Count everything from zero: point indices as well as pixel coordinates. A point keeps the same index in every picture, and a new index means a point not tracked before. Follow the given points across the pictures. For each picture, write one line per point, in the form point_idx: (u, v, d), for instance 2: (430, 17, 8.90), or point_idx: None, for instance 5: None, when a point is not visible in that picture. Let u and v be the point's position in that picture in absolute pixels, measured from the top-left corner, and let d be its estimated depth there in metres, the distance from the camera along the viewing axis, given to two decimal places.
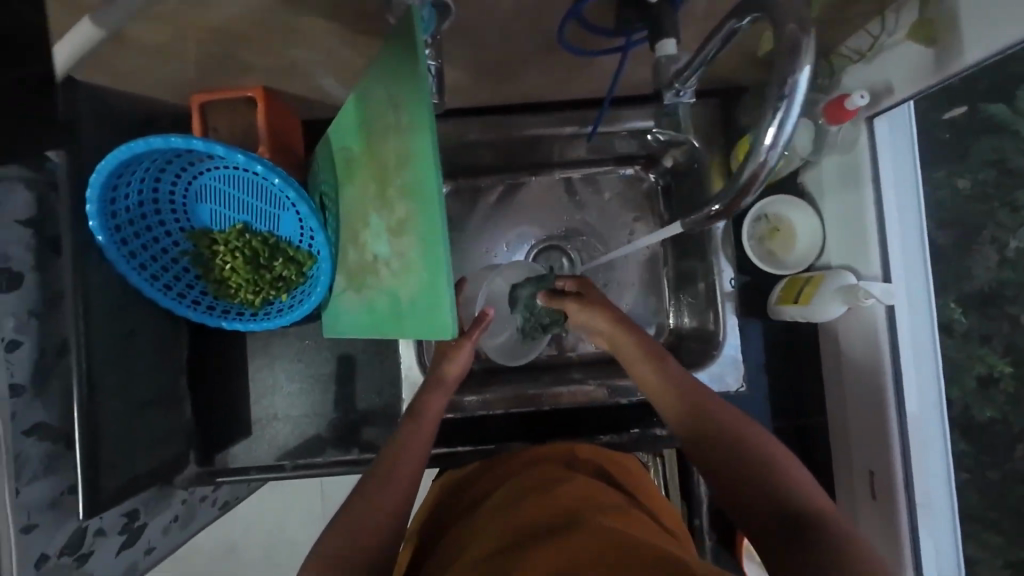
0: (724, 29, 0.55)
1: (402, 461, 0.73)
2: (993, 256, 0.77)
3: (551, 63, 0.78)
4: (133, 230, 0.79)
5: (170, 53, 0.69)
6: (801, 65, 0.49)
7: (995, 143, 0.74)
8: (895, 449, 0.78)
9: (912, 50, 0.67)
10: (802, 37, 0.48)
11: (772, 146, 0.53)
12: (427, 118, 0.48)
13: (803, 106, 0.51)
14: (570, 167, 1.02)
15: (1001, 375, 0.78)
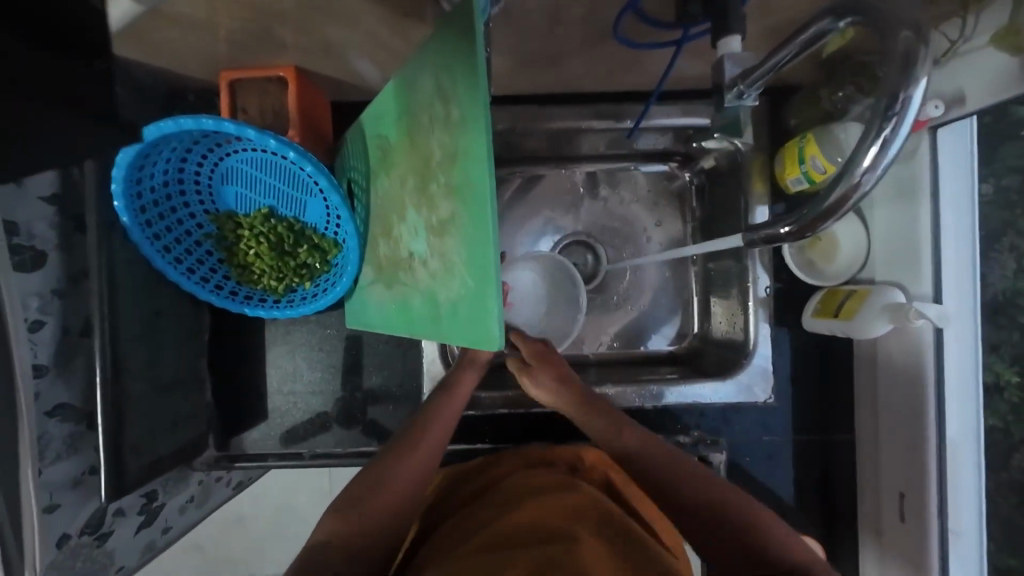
0: (817, 27, 0.51)
1: (431, 432, 0.74)
2: (1009, 262, 0.74)
3: (599, 53, 0.74)
4: (157, 211, 0.77)
5: (202, 28, 0.66)
6: (920, 78, 0.47)
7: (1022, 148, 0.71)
8: (930, 473, 0.77)
9: (991, 59, 0.63)
10: (919, 46, 0.46)
11: (870, 169, 0.50)
12: (483, 116, 0.45)
13: (915, 123, 0.48)
14: (594, 162, 1.00)
15: (1007, 384, 0.75)
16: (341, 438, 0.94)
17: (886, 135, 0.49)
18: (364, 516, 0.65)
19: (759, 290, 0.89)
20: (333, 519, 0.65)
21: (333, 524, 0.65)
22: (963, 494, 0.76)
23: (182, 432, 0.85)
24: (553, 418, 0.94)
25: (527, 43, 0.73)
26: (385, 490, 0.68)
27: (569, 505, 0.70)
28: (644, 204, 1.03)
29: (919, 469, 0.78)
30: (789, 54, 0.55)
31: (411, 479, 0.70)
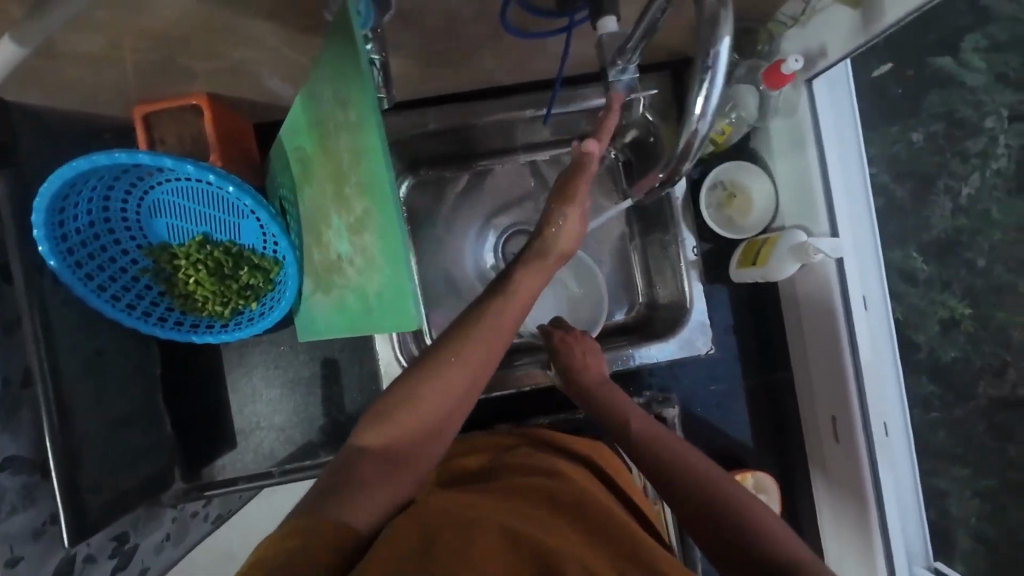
0: (651, 10, 0.56)
1: (470, 351, 0.62)
2: (947, 204, 0.86)
3: (502, 46, 0.78)
4: (86, 252, 0.77)
5: (102, 63, 0.66)
6: (722, 37, 0.52)
7: (944, 97, 0.85)
8: (851, 392, 0.85)
9: (841, 13, 0.69)
10: (720, 11, 0.51)
11: (701, 115, 0.58)
12: (372, 116, 0.49)
13: (726, 75, 0.55)
14: (535, 150, 1.01)
15: (962, 317, 0.86)
16: (309, 452, 0.97)
17: (708, 89, 0.55)
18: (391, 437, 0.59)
19: (687, 251, 0.94)
20: (373, 431, 0.59)
21: (378, 435, 0.59)
22: (885, 402, 0.86)
23: (141, 468, 0.84)
24: (513, 399, 1.03)
25: (433, 47, 0.76)
26: (421, 408, 0.60)
27: (555, 484, 0.66)
28: None
29: (841, 391, 0.87)
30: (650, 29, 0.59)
31: (442, 401, 0.60)
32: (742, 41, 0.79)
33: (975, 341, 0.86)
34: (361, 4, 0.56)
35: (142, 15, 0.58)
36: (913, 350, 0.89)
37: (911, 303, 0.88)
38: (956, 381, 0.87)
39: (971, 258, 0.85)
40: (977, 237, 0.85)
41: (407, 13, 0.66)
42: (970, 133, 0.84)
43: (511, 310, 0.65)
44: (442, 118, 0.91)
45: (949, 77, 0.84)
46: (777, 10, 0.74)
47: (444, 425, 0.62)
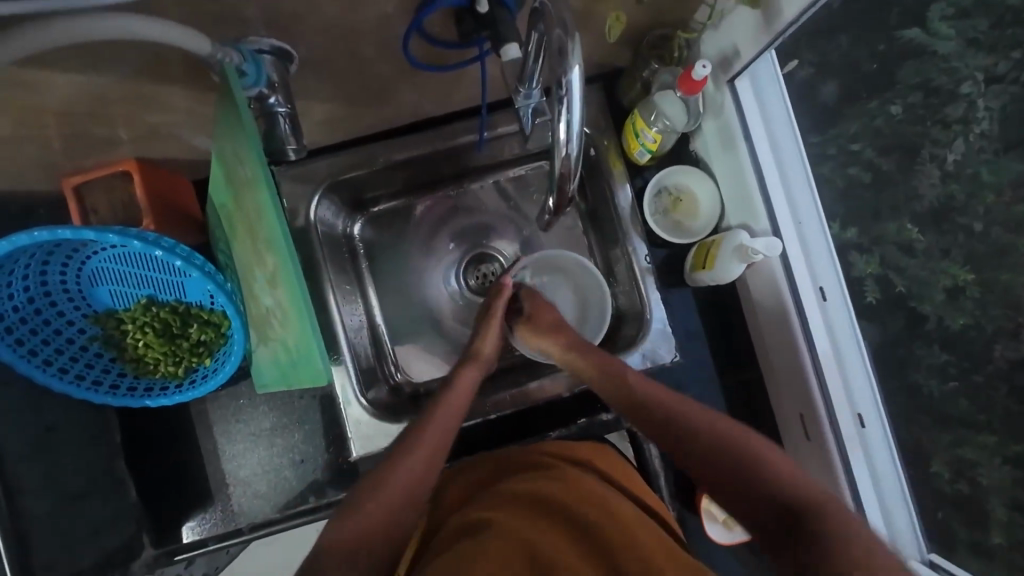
0: (533, 41, 0.57)
1: (423, 440, 0.73)
2: (934, 172, 0.79)
3: (421, 79, 0.79)
4: (27, 327, 0.76)
5: (22, 142, 0.68)
6: (570, 67, 0.51)
7: (919, 67, 0.77)
8: (812, 382, 0.86)
9: (743, 14, 0.70)
10: (566, 40, 0.50)
11: (568, 140, 0.55)
12: (263, 176, 0.49)
13: (583, 99, 0.52)
14: (478, 175, 1.01)
15: (966, 285, 0.79)
16: (279, 503, 0.95)
17: (567, 114, 0.53)
18: (366, 521, 0.65)
19: (640, 259, 0.92)
20: (343, 522, 0.65)
21: (348, 525, 0.65)
22: (851, 389, 0.86)
23: (106, 539, 0.83)
24: (482, 430, 0.98)
25: (352, 88, 0.77)
26: (385, 492, 0.68)
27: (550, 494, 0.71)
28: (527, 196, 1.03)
29: (802, 380, 0.88)
30: (543, 64, 0.60)
31: (402, 487, 0.69)
32: (661, 50, 0.83)
33: (983, 306, 0.78)
34: (245, 64, 0.58)
35: (40, 92, 0.60)
36: (920, 323, 0.84)
37: (912, 275, 0.83)
38: (970, 347, 0.80)
39: (967, 224, 0.77)
40: (971, 201, 0.77)
41: (314, 61, 0.68)
42: (949, 98, 0.76)
43: (448, 410, 0.77)
44: (390, 154, 0.91)
45: (920, 48, 0.76)
46: (689, 18, 0.78)
47: (415, 498, 0.69)
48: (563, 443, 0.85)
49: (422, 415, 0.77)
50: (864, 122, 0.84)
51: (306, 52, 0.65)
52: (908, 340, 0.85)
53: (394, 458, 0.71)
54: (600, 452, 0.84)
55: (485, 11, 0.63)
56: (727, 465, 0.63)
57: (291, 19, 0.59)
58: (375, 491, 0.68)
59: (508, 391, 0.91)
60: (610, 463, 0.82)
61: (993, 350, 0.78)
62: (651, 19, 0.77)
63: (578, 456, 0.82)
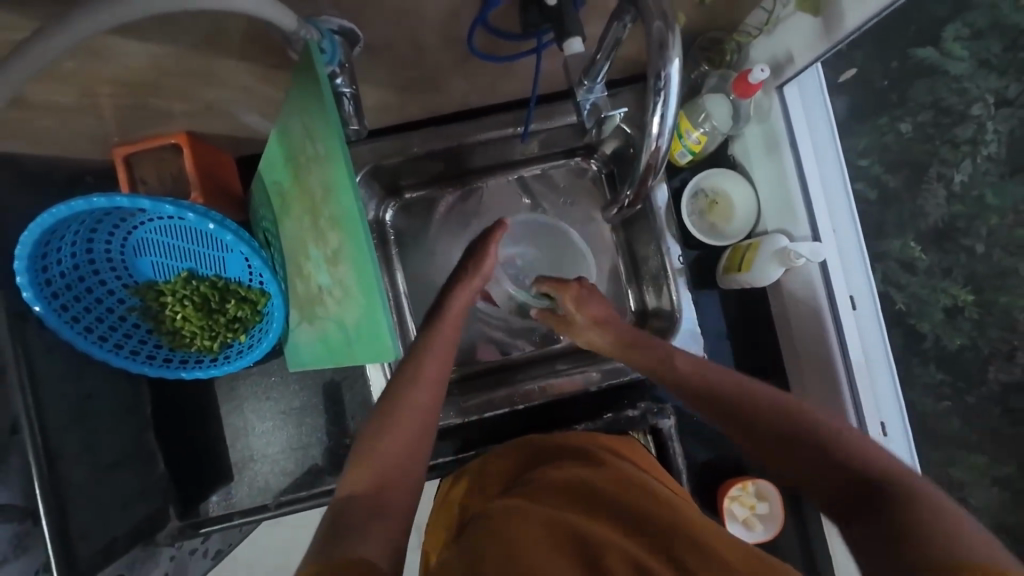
0: (609, 33, 0.59)
1: (425, 367, 0.72)
2: (940, 191, 0.84)
3: (473, 69, 0.80)
4: (72, 294, 0.76)
5: (83, 109, 0.68)
6: (671, 60, 0.53)
7: (932, 84, 0.81)
8: (842, 388, 0.87)
9: (803, 21, 0.71)
10: (668, 34, 0.52)
11: (659, 134, 0.59)
12: (340, 150, 0.50)
13: (678, 96, 0.56)
14: (515, 168, 1.02)
15: (965, 304, 0.84)
16: (304, 482, 0.96)
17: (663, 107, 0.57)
18: (383, 470, 0.62)
19: (673, 259, 0.93)
20: (352, 476, 0.62)
21: (361, 479, 0.62)
22: (877, 398, 0.88)
23: (134, 511, 0.83)
24: (508, 422, 0.99)
25: (405, 75, 0.78)
26: (395, 438, 0.65)
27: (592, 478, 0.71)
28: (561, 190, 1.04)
29: (831, 386, 0.89)
30: (612, 59, 0.62)
31: (414, 425, 0.67)
32: (711, 52, 0.83)
33: (980, 327, 0.84)
34: (324, 41, 0.59)
35: (111, 61, 0.60)
36: (919, 341, 0.89)
37: (911, 292, 0.88)
38: (966, 368, 0.87)
39: (970, 245, 0.83)
40: (975, 223, 0.83)
41: (376, 46, 0.69)
42: (958, 119, 0.81)
43: (442, 343, 0.76)
44: (425, 143, 0.91)
45: (933, 66, 0.80)
46: (743, 20, 0.78)
47: (426, 433, 0.68)
48: (575, 436, 0.83)
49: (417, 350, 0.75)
50: (875, 137, 0.88)
51: (370, 36, 0.66)
52: (907, 355, 0.89)
53: (395, 400, 0.69)
54: (621, 441, 0.85)
55: (553, 6, 0.63)
56: (774, 429, 0.61)
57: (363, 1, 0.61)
58: (386, 440, 0.65)
59: (535, 384, 0.93)
60: (637, 455, 0.82)
61: (986, 370, 0.85)
62: (703, 24, 0.78)
63: (604, 443, 0.82)
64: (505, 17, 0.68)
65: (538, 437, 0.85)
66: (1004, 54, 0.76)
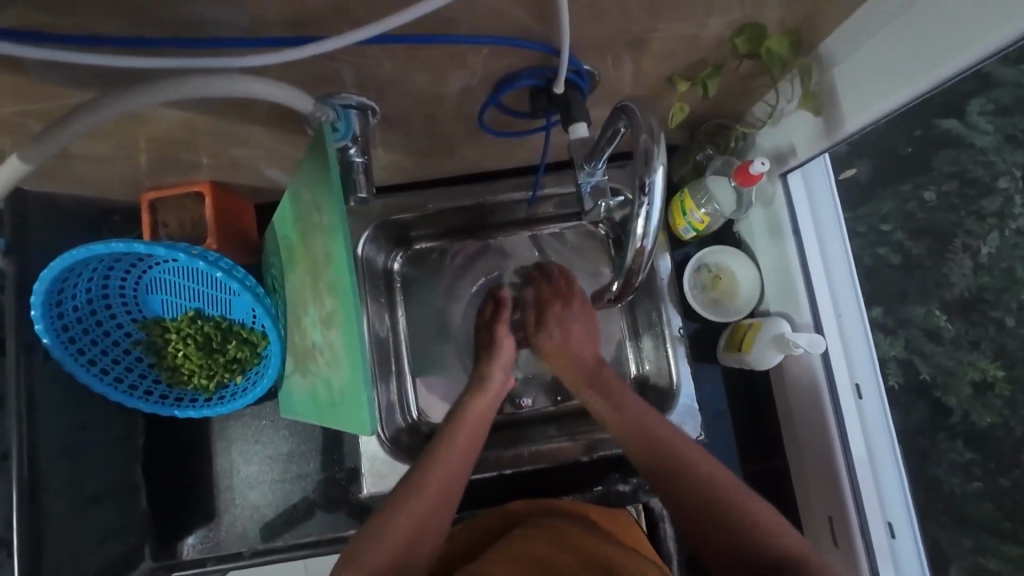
0: (611, 130, 0.61)
1: (446, 452, 0.77)
2: (966, 262, 0.72)
3: (484, 140, 0.84)
4: (81, 327, 0.79)
5: (116, 160, 0.73)
6: (654, 167, 0.54)
7: (954, 156, 0.71)
8: (843, 485, 0.84)
9: (805, 118, 0.74)
10: (652, 146, 0.53)
11: (644, 235, 0.58)
12: (340, 225, 0.52)
13: (666, 194, 0.56)
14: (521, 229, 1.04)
15: (995, 380, 0.71)
16: (283, 531, 0.94)
17: (648, 205, 0.56)
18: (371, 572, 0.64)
19: (673, 330, 0.92)
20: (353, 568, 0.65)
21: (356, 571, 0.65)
22: (882, 496, 0.84)
23: (111, 546, 0.83)
24: (495, 486, 0.96)
25: (418, 140, 0.82)
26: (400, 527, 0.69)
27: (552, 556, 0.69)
28: (566, 252, 1.05)
29: (831, 478, 0.86)
30: (614, 148, 0.65)
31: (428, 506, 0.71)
32: (717, 137, 0.88)
33: (1016, 407, 0.70)
34: (339, 120, 0.64)
35: (143, 124, 0.65)
36: (945, 416, 0.77)
37: (937, 363, 0.77)
38: (998, 450, 0.72)
39: (999, 318, 0.70)
40: (1005, 295, 0.69)
41: (391, 118, 0.73)
42: (986, 191, 0.69)
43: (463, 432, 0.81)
44: (440, 201, 0.95)
45: (956, 139, 0.69)
46: (749, 110, 0.83)
47: (433, 518, 0.72)
48: (571, 505, 0.84)
49: (429, 455, 0.77)
50: (898, 204, 0.79)
51: (386, 110, 0.70)
52: (932, 430, 0.79)
53: (407, 494, 0.72)
54: (617, 515, 0.84)
55: (560, 94, 0.66)
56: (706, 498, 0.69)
57: (379, 83, 0.63)
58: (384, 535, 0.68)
59: (527, 448, 0.91)
60: (633, 533, 0.81)
61: (1023, 454, 0.70)
62: (709, 111, 0.83)
63: (593, 517, 0.81)
64: (515, 101, 0.72)
65: (518, 505, 0.85)
66: None
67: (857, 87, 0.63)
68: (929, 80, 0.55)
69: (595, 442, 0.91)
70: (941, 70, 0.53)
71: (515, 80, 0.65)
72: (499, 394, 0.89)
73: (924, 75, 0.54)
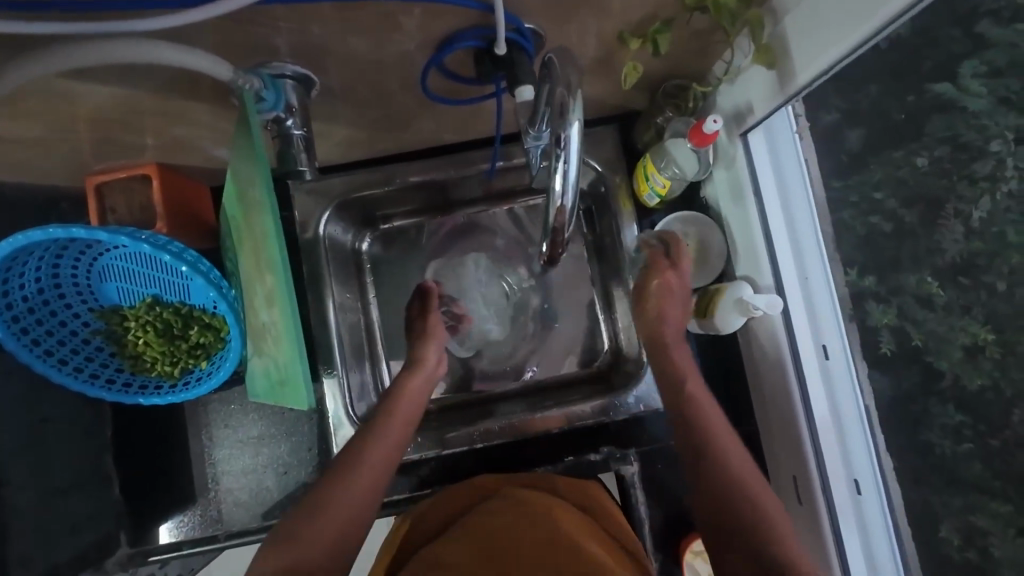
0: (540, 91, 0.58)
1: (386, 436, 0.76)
2: (958, 228, 0.72)
3: (437, 110, 0.82)
4: (33, 317, 0.78)
5: (51, 142, 0.71)
6: (569, 122, 0.52)
7: (949, 122, 0.72)
8: (807, 445, 0.85)
9: (758, 73, 0.72)
10: (568, 97, 0.52)
11: (564, 192, 0.56)
12: (267, 200, 0.51)
13: (580, 152, 0.53)
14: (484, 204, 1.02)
15: (985, 343, 0.71)
16: (257, 515, 0.94)
17: (565, 162, 0.54)
18: (303, 555, 0.63)
19: None
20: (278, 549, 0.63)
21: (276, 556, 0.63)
22: (847, 454, 0.85)
23: (83, 536, 0.83)
24: (469, 459, 0.97)
25: (369, 113, 0.79)
26: (325, 520, 0.66)
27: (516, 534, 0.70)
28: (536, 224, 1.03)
29: (798, 438, 0.86)
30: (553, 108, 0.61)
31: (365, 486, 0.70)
32: (677, 99, 0.86)
33: (1004, 368, 0.70)
34: (265, 90, 0.61)
35: (72, 101, 0.62)
36: (936, 380, 0.78)
37: (929, 329, 0.77)
38: (988, 410, 0.73)
39: (991, 282, 0.70)
40: (995, 260, 0.70)
41: (336, 89, 0.70)
42: (978, 155, 0.70)
43: (400, 415, 0.79)
44: (405, 176, 0.93)
45: (949, 102, 0.71)
46: (709, 69, 0.81)
47: (369, 502, 0.70)
48: (539, 476, 0.85)
49: (360, 440, 0.76)
50: (887, 171, 0.79)
51: (328, 80, 0.68)
52: (923, 394, 0.79)
53: (336, 482, 0.70)
54: (586, 484, 0.85)
55: (504, 55, 0.63)
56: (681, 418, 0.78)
57: (314, 50, 0.60)
58: (310, 521, 0.66)
59: (495, 423, 0.91)
60: (602, 500, 0.83)
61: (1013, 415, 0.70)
62: (668, 70, 0.80)
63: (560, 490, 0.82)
64: (461, 66, 0.69)
65: (486, 477, 0.86)
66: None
67: (806, 36, 0.61)
68: (876, 21, 0.52)
69: (571, 413, 0.90)
70: (879, 15, 0.51)
71: (456, 41, 0.62)
72: (432, 375, 0.86)
73: (869, 19, 0.52)
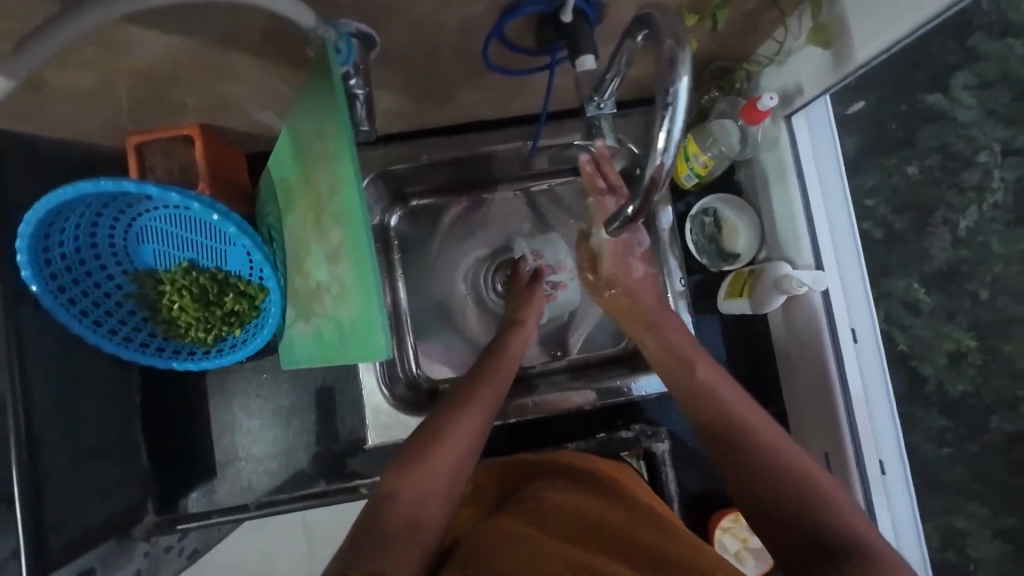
0: (623, 48, 0.59)
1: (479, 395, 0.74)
2: (944, 236, 0.80)
3: (486, 81, 0.81)
4: (70, 277, 0.77)
5: (98, 96, 0.69)
6: (679, 76, 0.50)
7: (938, 130, 0.77)
8: (839, 422, 0.87)
9: (813, 53, 0.73)
10: (679, 50, 0.50)
11: (665, 149, 0.52)
12: (348, 149, 0.51)
13: (688, 113, 0.51)
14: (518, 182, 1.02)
15: (967, 350, 0.80)
16: (289, 484, 0.95)
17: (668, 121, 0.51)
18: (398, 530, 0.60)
19: (675, 283, 0.91)
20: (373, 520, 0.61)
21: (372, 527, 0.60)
22: (877, 433, 0.87)
23: (113, 501, 0.82)
24: (503, 433, 0.97)
25: (418, 82, 0.79)
26: (420, 493, 0.64)
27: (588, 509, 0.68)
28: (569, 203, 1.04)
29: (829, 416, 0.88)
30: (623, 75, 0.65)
31: (452, 458, 0.67)
32: (721, 80, 0.87)
33: (984, 374, 0.79)
34: (341, 42, 0.60)
35: (128, 52, 0.61)
36: (919, 385, 0.85)
37: (913, 334, 0.84)
38: (970, 415, 0.81)
39: (972, 290, 0.79)
40: (978, 269, 0.78)
41: (391, 53, 0.70)
42: (964, 164, 0.76)
43: (492, 376, 0.78)
44: (436, 153, 0.92)
45: (938, 112, 0.77)
46: (756, 50, 0.82)
47: (462, 469, 0.68)
48: (583, 456, 0.83)
49: (453, 400, 0.74)
50: (880, 177, 0.84)
51: (386, 42, 0.67)
52: (910, 400, 0.86)
53: (419, 457, 0.67)
54: (625, 470, 0.84)
55: (569, 23, 0.64)
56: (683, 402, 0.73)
57: (379, 9, 0.60)
58: (399, 498, 0.63)
59: (531, 398, 0.91)
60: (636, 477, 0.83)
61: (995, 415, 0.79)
62: (717, 50, 0.81)
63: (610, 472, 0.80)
64: (520, 34, 0.69)
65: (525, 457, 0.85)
66: (1015, 105, 0.71)
67: (866, 15, 0.62)
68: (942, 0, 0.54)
69: (604, 389, 0.92)
70: None
71: (522, 7, 0.62)
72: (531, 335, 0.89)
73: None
